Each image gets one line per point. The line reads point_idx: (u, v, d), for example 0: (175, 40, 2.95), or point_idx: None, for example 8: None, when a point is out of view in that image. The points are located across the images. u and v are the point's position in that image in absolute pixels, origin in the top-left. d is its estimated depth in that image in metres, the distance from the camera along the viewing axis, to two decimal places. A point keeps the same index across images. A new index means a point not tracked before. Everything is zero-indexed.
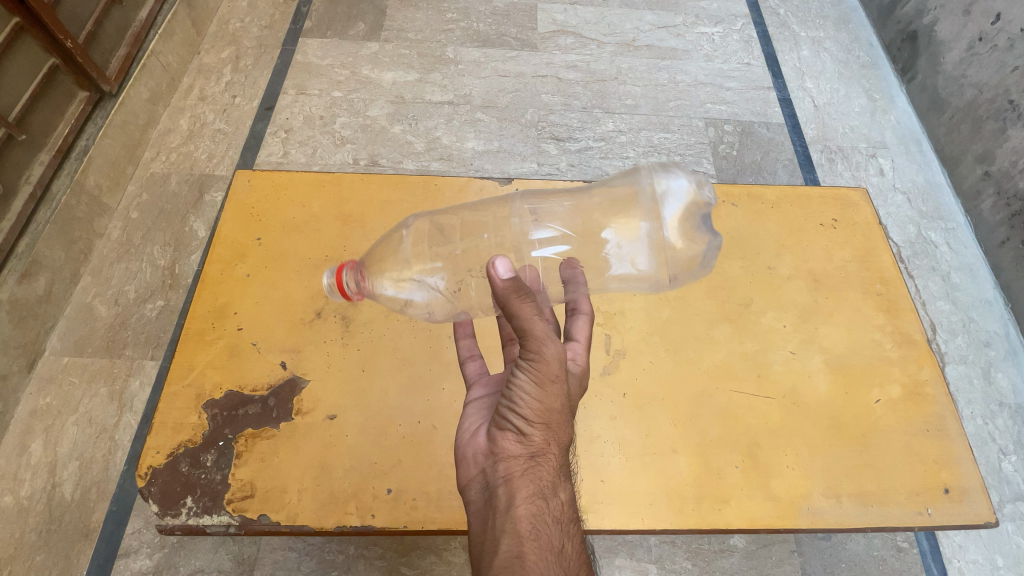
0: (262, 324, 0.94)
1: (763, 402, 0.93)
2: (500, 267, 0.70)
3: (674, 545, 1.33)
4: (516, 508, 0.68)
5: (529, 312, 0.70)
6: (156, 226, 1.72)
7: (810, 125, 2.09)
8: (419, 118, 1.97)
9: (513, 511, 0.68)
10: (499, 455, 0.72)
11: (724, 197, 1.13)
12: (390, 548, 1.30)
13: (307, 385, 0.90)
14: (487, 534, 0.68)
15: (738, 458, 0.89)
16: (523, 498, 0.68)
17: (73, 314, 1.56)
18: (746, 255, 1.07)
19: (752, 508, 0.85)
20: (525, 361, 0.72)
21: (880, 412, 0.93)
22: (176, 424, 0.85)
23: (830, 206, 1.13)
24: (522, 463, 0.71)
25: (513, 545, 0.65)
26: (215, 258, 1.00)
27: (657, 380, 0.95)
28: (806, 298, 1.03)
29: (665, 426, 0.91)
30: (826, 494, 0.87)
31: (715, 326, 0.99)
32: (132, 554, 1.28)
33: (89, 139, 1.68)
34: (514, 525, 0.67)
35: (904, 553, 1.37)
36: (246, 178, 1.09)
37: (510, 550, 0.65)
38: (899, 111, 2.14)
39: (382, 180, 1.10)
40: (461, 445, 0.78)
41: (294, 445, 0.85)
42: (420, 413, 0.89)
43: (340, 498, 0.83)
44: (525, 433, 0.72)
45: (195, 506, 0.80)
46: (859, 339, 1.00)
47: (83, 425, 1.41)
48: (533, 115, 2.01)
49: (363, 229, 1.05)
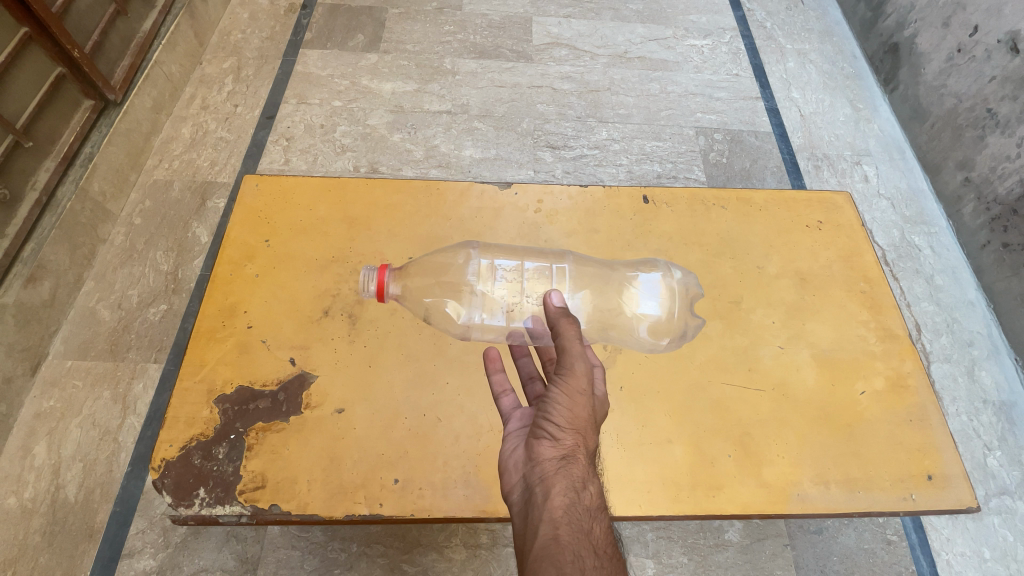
0: (271, 322, 0.97)
1: (753, 393, 0.97)
2: (557, 298, 0.79)
3: (671, 539, 1.36)
4: (554, 499, 0.66)
5: (571, 332, 0.76)
6: (159, 232, 1.74)
7: (797, 133, 2.16)
8: (418, 127, 2.02)
9: (550, 503, 0.66)
10: (534, 458, 0.72)
11: (714, 201, 1.18)
12: (392, 545, 1.32)
13: (316, 380, 0.93)
14: (527, 527, 0.67)
15: (730, 447, 0.92)
16: (560, 491, 0.67)
17: (76, 318, 1.58)
18: (736, 255, 1.12)
19: (744, 494, 0.89)
20: (559, 377, 0.74)
21: (865, 403, 0.98)
22: (188, 419, 0.88)
23: (815, 208, 1.19)
24: (555, 462, 0.69)
25: (550, 529, 0.64)
26: (225, 260, 1.03)
27: (652, 373, 0.98)
28: (793, 296, 1.08)
29: (661, 417, 0.95)
30: (815, 481, 0.91)
31: (707, 322, 1.03)
32: (136, 554, 1.29)
33: (94, 146, 1.72)
34: (550, 514, 0.65)
35: (893, 546, 1.41)
36: (254, 183, 1.12)
37: (547, 534, 0.64)
38: (881, 120, 2.22)
39: (386, 184, 1.14)
40: (505, 454, 0.78)
41: (303, 437, 0.88)
42: (427, 408, 0.92)
43: (349, 488, 0.85)
44: (557, 435, 0.72)
45: (208, 497, 0.83)
46: (845, 333, 1.04)
47: (86, 427, 1.42)
48: (530, 124, 2.07)
49: (369, 231, 1.08)
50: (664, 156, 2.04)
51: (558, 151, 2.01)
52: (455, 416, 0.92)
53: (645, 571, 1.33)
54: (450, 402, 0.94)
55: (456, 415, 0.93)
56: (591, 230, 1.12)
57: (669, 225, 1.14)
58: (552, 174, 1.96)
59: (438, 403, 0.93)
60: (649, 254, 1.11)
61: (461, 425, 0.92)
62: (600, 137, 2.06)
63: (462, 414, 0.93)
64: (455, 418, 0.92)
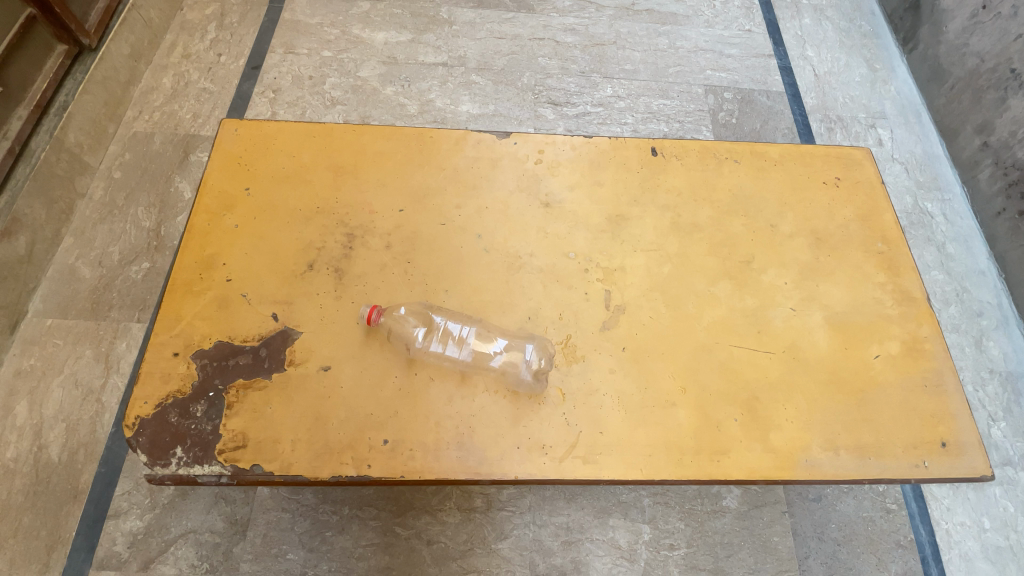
0: (252, 275, 0.91)
1: (763, 356, 0.92)
2: None
3: (668, 505, 1.34)
4: None
5: None
6: (141, 186, 1.66)
7: (810, 94, 2.07)
8: (412, 80, 1.91)
9: None
10: None
11: (728, 154, 1.11)
12: (385, 508, 1.30)
13: (300, 336, 0.87)
14: None
15: (737, 411, 0.87)
16: None
17: (55, 275, 1.51)
18: (748, 212, 1.05)
19: (751, 460, 0.84)
20: None
21: (879, 367, 0.94)
22: (164, 374, 0.83)
23: (833, 164, 1.13)
24: None
25: None
26: (202, 209, 0.96)
27: (657, 334, 0.92)
28: (807, 256, 1.02)
29: (666, 379, 0.88)
30: (825, 447, 0.87)
31: (716, 283, 0.97)
32: (122, 515, 1.25)
33: (68, 94, 1.63)
34: None
35: (892, 515, 1.40)
36: (233, 128, 1.05)
37: None
38: (898, 81, 2.12)
39: (375, 130, 1.07)
40: None
41: (287, 395, 0.83)
42: (436, 341, 0.90)
43: (335, 449, 0.81)
44: None
45: (185, 456, 0.79)
46: (860, 296, 1.00)
47: (69, 387, 1.38)
48: (530, 78, 1.96)
49: (357, 180, 1.01)
50: (672, 115, 1.94)
51: (560, 108, 1.91)
52: (465, 352, 0.90)
53: (640, 535, 1.31)
54: (458, 338, 0.90)
55: (468, 350, 0.90)
56: (595, 183, 1.05)
57: (679, 179, 1.07)
58: (553, 131, 1.86)
59: (445, 333, 0.90)
60: (656, 210, 1.03)
61: (466, 359, 0.89)
62: (605, 93, 1.96)
63: (472, 347, 0.90)
64: (462, 354, 0.90)
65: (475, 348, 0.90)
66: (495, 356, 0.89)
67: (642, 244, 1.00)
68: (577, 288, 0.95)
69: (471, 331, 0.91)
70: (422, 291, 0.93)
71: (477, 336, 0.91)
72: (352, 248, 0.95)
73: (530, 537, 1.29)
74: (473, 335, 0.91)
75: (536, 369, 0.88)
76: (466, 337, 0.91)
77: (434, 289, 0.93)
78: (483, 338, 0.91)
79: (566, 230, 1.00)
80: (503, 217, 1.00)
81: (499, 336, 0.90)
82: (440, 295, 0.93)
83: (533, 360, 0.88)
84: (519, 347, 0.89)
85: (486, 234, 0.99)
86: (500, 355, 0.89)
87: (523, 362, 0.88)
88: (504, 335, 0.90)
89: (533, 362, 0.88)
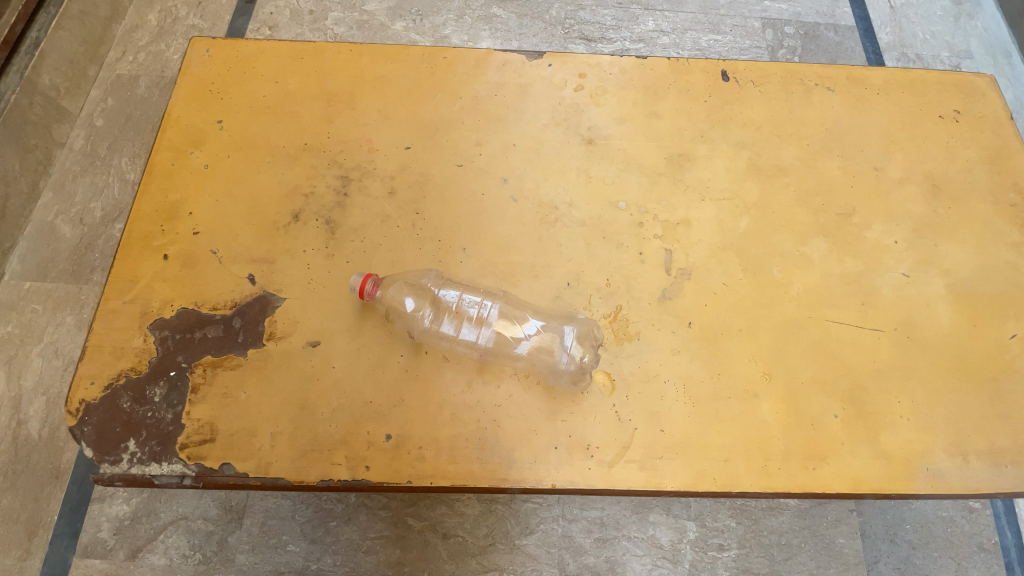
0: (224, 228, 0.74)
1: (868, 335, 0.72)
2: None
3: (718, 501, 1.16)
4: None
5: None
6: (125, 135, 1.49)
7: (884, 29, 1.76)
8: (425, 13, 1.68)
9: None
10: None
11: (818, 80, 0.88)
12: (395, 498, 1.15)
13: (283, 304, 0.70)
14: None
15: (837, 405, 0.68)
16: None
17: (33, 233, 1.37)
18: (846, 152, 0.83)
19: (856, 468, 0.66)
20: None
21: (1016, 350, 0.73)
22: (116, 349, 0.67)
23: (951, 93, 0.89)
24: None
25: None
26: (166, 146, 0.78)
27: (731, 306, 0.72)
28: (922, 208, 0.80)
29: (744, 363, 0.69)
30: (950, 452, 0.67)
31: (807, 241, 0.77)
32: (107, 498, 1.13)
33: (41, 30, 1.43)
34: None
35: (977, 515, 1.20)
36: (204, 48, 0.85)
37: None
38: (986, 15, 1.80)
39: (376, 50, 0.86)
40: None
41: (264, 378, 0.66)
42: (447, 321, 0.72)
43: (325, 446, 0.64)
44: None
45: (140, 451, 0.63)
46: (989, 259, 0.78)
47: (49, 356, 1.25)
48: (559, 11, 1.70)
49: (354, 112, 0.82)
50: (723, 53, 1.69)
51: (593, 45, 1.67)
52: (484, 335, 0.72)
53: (685, 534, 1.14)
54: (475, 318, 0.72)
55: (487, 333, 0.72)
56: (650, 116, 0.84)
57: (757, 111, 0.84)
58: None
59: (458, 311, 0.73)
60: (727, 150, 0.82)
61: (485, 345, 0.71)
62: (646, 28, 1.70)
63: (494, 330, 0.72)
64: (480, 338, 0.72)
65: (497, 331, 0.72)
66: (522, 341, 0.72)
67: (711, 192, 0.79)
68: (629, 247, 0.75)
69: (493, 309, 0.72)
70: (433, 250, 0.74)
71: (502, 317, 0.72)
72: (347, 195, 0.76)
73: (559, 533, 1.14)
74: (496, 314, 0.72)
75: (578, 356, 0.69)
76: (486, 317, 0.72)
77: (448, 249, 0.74)
78: (508, 320, 0.72)
79: (615, 175, 0.79)
80: (535, 159, 0.80)
81: (530, 316, 0.72)
82: (458, 255, 0.74)
83: (574, 345, 0.70)
84: (555, 330, 0.71)
85: (514, 178, 0.79)
86: (529, 340, 0.72)
87: (561, 349, 0.70)
88: (537, 315, 0.72)
89: (574, 348, 0.70)
